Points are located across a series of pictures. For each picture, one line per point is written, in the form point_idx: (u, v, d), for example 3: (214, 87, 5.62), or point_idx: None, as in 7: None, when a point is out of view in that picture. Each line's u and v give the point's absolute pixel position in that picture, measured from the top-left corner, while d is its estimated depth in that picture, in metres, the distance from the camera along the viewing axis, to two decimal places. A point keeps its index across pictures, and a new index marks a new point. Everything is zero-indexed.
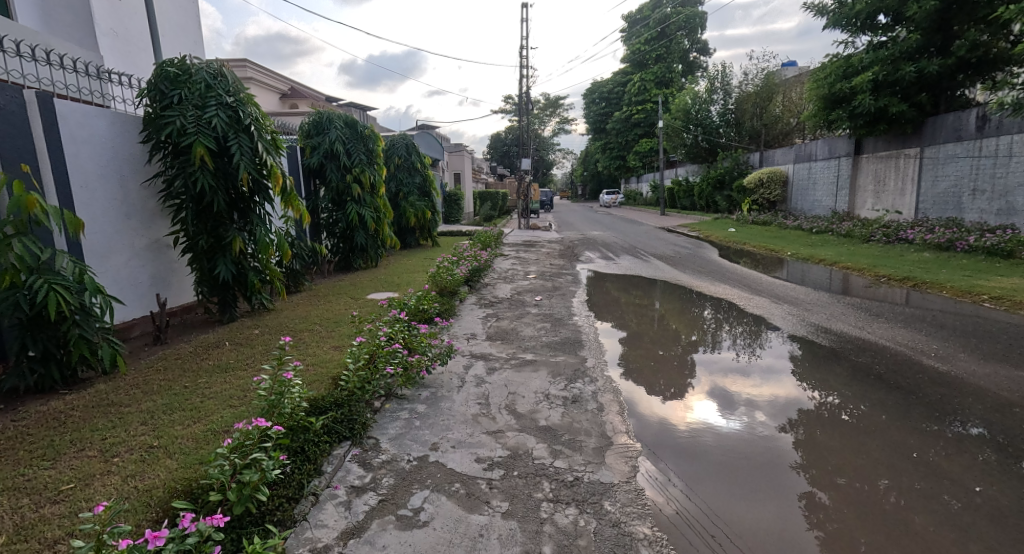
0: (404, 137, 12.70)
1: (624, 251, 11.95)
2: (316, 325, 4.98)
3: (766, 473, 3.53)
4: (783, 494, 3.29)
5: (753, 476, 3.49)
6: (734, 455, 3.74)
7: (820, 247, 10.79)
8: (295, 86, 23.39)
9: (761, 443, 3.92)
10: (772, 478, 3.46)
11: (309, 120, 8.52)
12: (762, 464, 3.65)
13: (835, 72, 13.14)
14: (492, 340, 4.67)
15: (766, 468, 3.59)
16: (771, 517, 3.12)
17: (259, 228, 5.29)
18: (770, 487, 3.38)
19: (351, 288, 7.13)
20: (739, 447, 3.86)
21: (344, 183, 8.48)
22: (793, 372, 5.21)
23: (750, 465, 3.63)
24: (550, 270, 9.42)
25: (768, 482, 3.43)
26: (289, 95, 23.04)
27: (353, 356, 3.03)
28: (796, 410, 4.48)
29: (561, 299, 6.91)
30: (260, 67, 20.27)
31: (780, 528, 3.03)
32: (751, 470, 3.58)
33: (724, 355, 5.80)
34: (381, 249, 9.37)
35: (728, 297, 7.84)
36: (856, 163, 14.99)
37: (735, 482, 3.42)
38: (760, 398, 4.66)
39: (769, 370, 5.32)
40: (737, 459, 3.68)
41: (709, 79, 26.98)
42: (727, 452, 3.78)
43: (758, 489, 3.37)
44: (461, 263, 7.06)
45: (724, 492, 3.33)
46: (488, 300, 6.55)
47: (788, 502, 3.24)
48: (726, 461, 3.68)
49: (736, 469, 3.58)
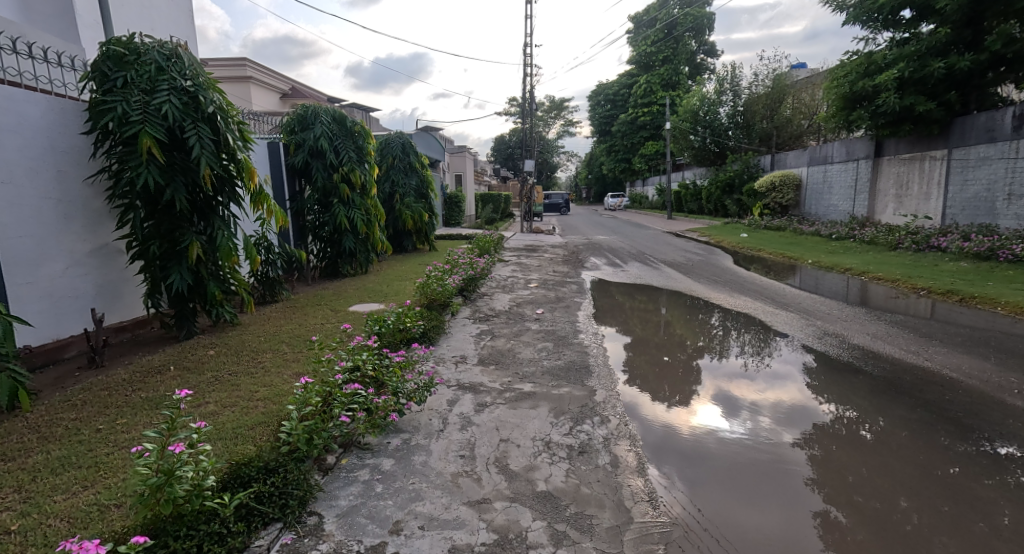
0: (400, 135, 12.09)
1: (632, 258, 11.28)
2: (283, 345, 4.32)
3: (771, 480, 3.32)
4: (788, 507, 3.07)
5: (755, 483, 3.30)
6: (738, 461, 3.53)
7: (844, 254, 10.09)
8: (296, 85, 22.87)
9: (772, 450, 3.67)
10: (775, 485, 3.26)
11: (293, 114, 7.89)
12: (768, 472, 3.43)
13: (857, 70, 12.48)
14: (485, 365, 4.02)
15: (771, 476, 3.37)
16: (769, 526, 2.94)
17: (221, 232, 4.62)
18: (772, 495, 3.19)
19: (335, 299, 6.47)
20: (745, 451, 3.63)
21: (331, 183, 7.86)
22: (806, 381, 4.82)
23: (754, 471, 3.43)
24: (553, 277, 8.76)
25: (770, 490, 3.23)
26: (289, 95, 22.53)
27: (297, 402, 2.40)
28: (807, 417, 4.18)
29: (565, 311, 6.26)
30: (261, 67, 19.75)
31: (779, 540, 2.84)
32: (755, 476, 3.37)
33: (732, 362, 5.33)
34: (372, 254, 8.74)
35: (747, 308, 7.17)
36: (876, 166, 14.30)
37: (735, 488, 3.24)
38: (765, 402, 4.39)
39: (775, 376, 4.97)
40: (742, 465, 3.48)
41: (718, 79, 26.33)
42: (731, 457, 3.57)
43: (760, 496, 3.18)
44: (455, 271, 6.41)
45: (725, 499, 3.14)
46: (485, 314, 5.90)
47: (789, 510, 3.06)
48: (729, 466, 3.48)
49: (739, 474, 3.38)
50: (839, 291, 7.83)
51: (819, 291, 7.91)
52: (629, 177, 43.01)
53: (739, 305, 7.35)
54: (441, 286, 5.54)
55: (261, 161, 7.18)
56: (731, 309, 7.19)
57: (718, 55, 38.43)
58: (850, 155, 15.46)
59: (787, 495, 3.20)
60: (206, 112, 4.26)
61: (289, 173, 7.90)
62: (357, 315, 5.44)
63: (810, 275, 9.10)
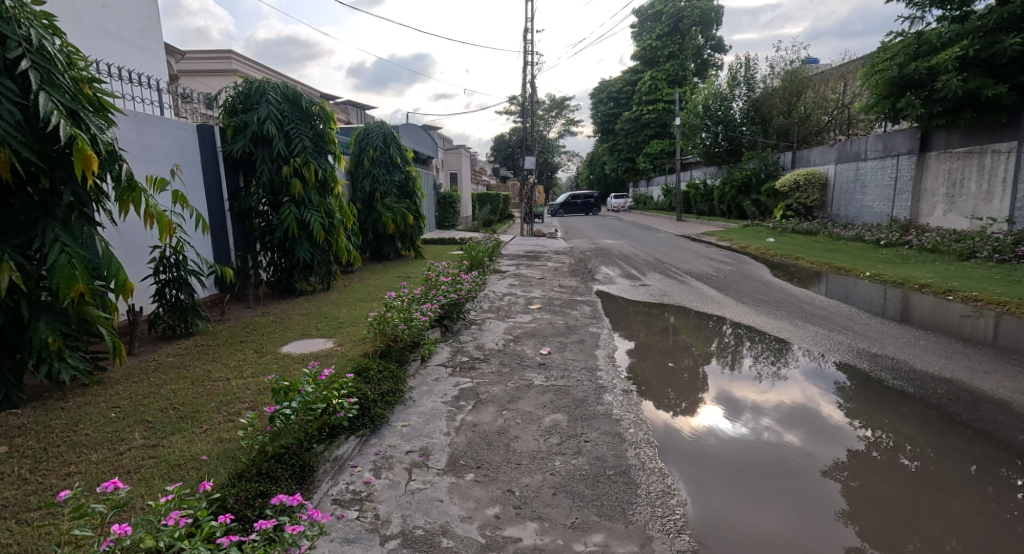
0: (381, 123, 10.46)
1: (650, 268, 9.66)
2: (136, 432, 2.65)
3: (773, 478, 3.06)
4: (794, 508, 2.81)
5: (757, 480, 3.05)
6: (742, 459, 3.25)
7: (905, 265, 8.48)
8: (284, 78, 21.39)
9: (778, 450, 3.37)
10: (779, 484, 3.00)
11: (234, 91, 6.27)
12: (777, 474, 3.11)
13: (907, 51, 10.91)
14: (460, 475, 2.45)
15: (775, 475, 3.09)
16: (770, 522, 2.69)
17: (54, 246, 2.93)
18: (777, 494, 2.92)
19: (269, 331, 4.80)
20: (749, 453, 3.33)
21: (280, 178, 6.28)
22: (809, 378, 4.53)
23: (757, 470, 3.15)
24: (561, 295, 7.16)
25: (772, 486, 2.98)
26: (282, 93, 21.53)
27: None
28: (812, 418, 3.87)
29: (579, 348, 4.64)
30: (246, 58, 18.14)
31: (778, 536, 2.59)
32: (758, 475, 3.10)
33: (746, 372, 4.77)
34: (336, 267, 7.11)
35: (811, 335, 5.56)
36: (921, 162, 12.69)
37: (736, 482, 3.00)
38: (766, 403, 4.08)
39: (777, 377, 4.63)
40: (747, 465, 3.20)
41: (730, 73, 24.75)
42: (735, 454, 3.29)
43: (760, 492, 2.94)
44: (431, 293, 4.81)
45: (726, 493, 2.90)
46: (471, 355, 4.29)
47: (792, 508, 2.80)
48: (732, 464, 3.20)
49: (743, 473, 3.11)
50: (922, 314, 6.25)
51: (893, 312, 6.34)
52: (633, 177, 41.42)
53: (800, 330, 5.72)
54: (414, 320, 3.91)
55: (189, 150, 5.69)
56: (791, 336, 5.57)
57: (726, 49, 36.84)
58: (888, 150, 13.85)
59: (792, 495, 2.92)
60: (10, 60, 2.73)
61: (229, 165, 6.29)
62: (293, 366, 3.75)
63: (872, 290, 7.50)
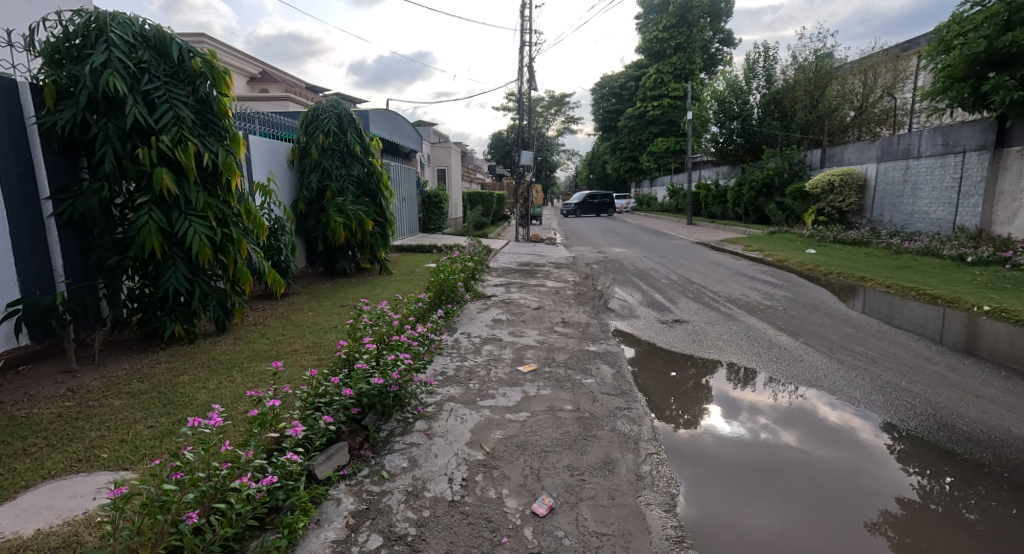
0: (337, 99, 8.21)
1: (679, 292, 7.42)
2: None
3: (773, 477, 2.80)
4: (800, 511, 2.53)
5: (754, 478, 2.80)
6: (739, 460, 2.98)
7: (1016, 294, 6.42)
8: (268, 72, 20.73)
9: (775, 452, 3.09)
10: (780, 484, 2.74)
11: (58, 27, 3.91)
12: (777, 475, 2.83)
13: (995, 21, 8.79)
14: None
15: (773, 474, 2.83)
16: (772, 521, 2.45)
17: None
18: (779, 492, 2.67)
19: (19, 449, 2.52)
20: (746, 452, 3.05)
21: (135, 167, 4.03)
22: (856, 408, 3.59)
23: (756, 468, 2.89)
24: (565, 341, 4.92)
25: (772, 485, 2.73)
26: (258, 78, 20.29)
27: None
28: (826, 424, 3.40)
29: (606, 493, 2.47)
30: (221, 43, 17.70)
31: (779, 536, 2.35)
32: (759, 474, 2.82)
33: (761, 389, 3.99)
34: (239, 297, 4.88)
35: (987, 423, 3.35)
36: (997, 159, 10.58)
37: (734, 481, 2.75)
38: (765, 403, 3.71)
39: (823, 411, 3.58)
40: (748, 466, 2.90)
41: (747, 64, 22.52)
42: (736, 458, 2.99)
43: (760, 490, 2.68)
44: (331, 386, 2.63)
45: (724, 488, 2.67)
46: (390, 530, 2.11)
47: (795, 507, 2.56)
48: (731, 464, 2.92)
49: (742, 472, 2.84)
50: (1009, 347, 4.98)
51: (1005, 355, 4.74)
52: (635, 177, 39.08)
53: (965, 410, 3.49)
54: (234, 498, 1.71)
55: None
56: (955, 423, 3.36)
57: (736, 43, 34.56)
58: (949, 146, 11.71)
59: (795, 494, 2.67)
60: None
61: (55, 145, 4.00)
62: None
63: (975, 326, 5.67)
